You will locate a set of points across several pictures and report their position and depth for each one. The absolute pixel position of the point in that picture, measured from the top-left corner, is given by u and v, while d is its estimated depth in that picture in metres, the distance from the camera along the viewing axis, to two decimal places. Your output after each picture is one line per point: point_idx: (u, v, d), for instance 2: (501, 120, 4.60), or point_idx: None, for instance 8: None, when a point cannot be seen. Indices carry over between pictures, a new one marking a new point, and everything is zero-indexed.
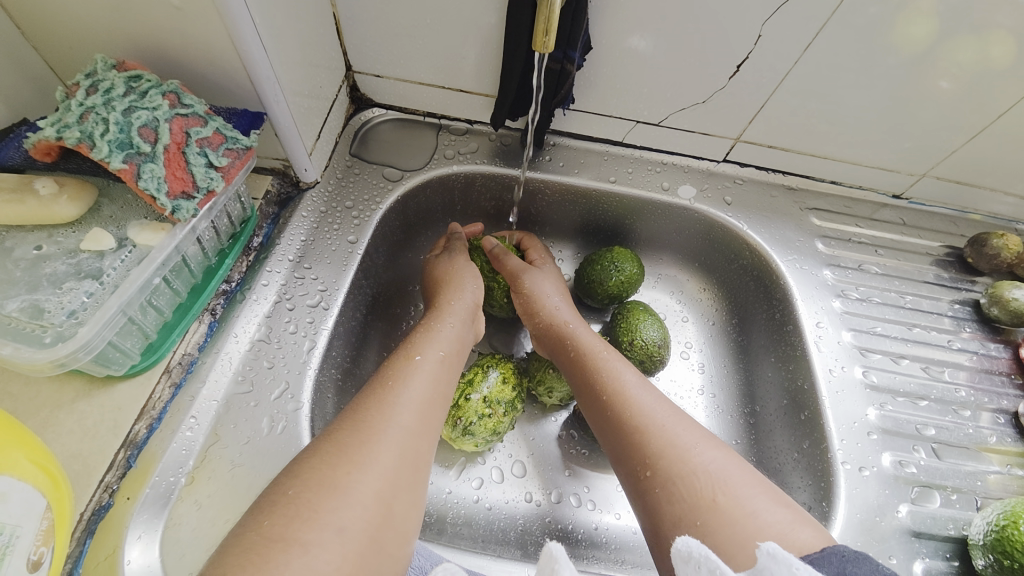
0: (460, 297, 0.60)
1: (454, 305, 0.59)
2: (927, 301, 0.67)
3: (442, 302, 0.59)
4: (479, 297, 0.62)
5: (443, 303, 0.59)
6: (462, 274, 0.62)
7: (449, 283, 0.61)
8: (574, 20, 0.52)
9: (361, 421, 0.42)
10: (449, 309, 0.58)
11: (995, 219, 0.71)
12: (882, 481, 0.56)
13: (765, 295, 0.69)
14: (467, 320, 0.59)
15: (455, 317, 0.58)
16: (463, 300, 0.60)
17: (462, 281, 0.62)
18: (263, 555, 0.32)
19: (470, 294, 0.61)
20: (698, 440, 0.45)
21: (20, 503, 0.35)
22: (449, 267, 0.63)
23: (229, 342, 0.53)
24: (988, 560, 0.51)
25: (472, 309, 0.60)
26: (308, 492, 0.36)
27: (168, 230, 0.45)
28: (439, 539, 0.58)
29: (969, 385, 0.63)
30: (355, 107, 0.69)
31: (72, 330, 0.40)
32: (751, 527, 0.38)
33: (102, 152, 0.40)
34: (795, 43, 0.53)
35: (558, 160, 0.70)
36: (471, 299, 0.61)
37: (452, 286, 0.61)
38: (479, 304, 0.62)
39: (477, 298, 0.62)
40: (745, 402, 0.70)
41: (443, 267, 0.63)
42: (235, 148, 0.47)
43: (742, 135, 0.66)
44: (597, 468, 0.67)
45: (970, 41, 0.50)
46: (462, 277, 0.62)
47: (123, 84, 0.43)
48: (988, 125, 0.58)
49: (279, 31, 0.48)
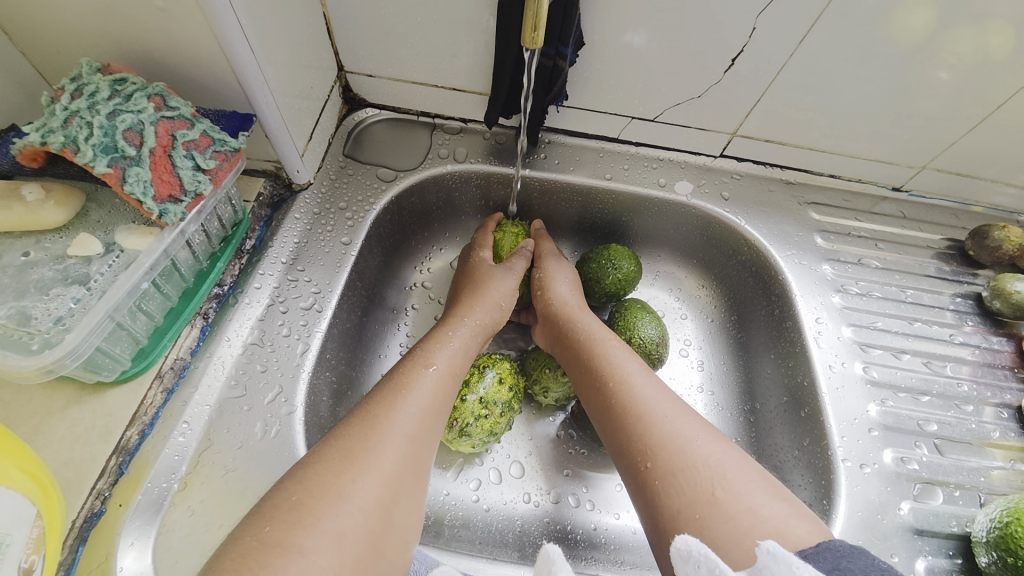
0: (484, 310, 0.59)
1: (476, 316, 0.58)
2: (928, 295, 0.66)
3: (462, 313, 0.58)
4: (500, 316, 0.61)
5: (464, 311, 0.59)
6: (493, 287, 0.61)
7: (467, 294, 0.61)
8: (565, 15, 0.51)
9: (366, 427, 0.42)
10: (469, 319, 0.58)
11: (997, 211, 0.70)
12: (884, 478, 0.55)
13: (764, 290, 0.68)
14: (484, 338, 0.59)
15: (473, 329, 0.57)
16: (484, 315, 0.59)
17: (492, 296, 0.61)
18: (257, 560, 0.32)
19: (492, 308, 0.60)
20: (700, 434, 0.44)
21: (8, 511, 0.35)
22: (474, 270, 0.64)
23: (221, 346, 0.52)
24: (991, 557, 0.50)
25: (489, 329, 0.60)
26: (310, 499, 0.36)
27: (156, 234, 0.45)
28: (436, 542, 0.57)
29: (971, 379, 0.62)
30: (347, 107, 0.69)
31: (59, 336, 0.40)
32: (747, 522, 0.37)
33: (86, 156, 0.40)
34: (791, 36, 0.52)
35: (553, 158, 0.69)
36: (493, 315, 0.60)
37: (476, 296, 0.60)
38: (498, 320, 0.61)
39: (496, 319, 0.61)
40: (745, 400, 0.69)
41: (474, 271, 0.64)
42: (223, 150, 0.46)
43: (739, 130, 0.65)
44: (597, 468, 0.66)
45: (970, 31, 0.50)
46: (490, 290, 0.61)
47: (107, 88, 0.42)
48: (988, 115, 0.58)
49: (267, 31, 0.47)
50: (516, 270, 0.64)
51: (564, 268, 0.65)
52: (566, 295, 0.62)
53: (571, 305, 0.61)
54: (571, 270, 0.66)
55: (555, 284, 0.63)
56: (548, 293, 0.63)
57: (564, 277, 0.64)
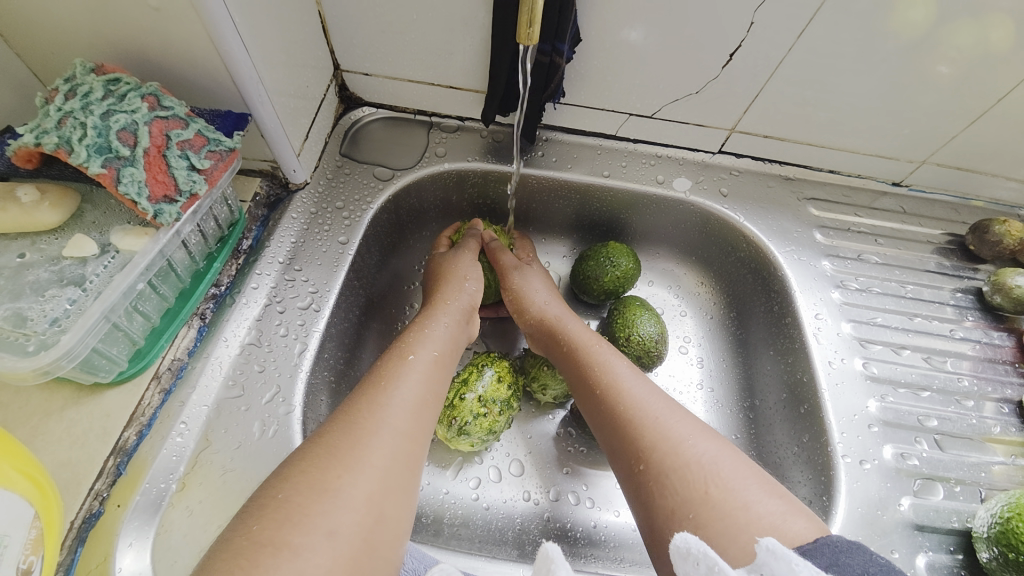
0: (460, 297, 0.59)
1: (450, 304, 0.58)
2: (928, 290, 0.66)
3: (437, 301, 0.58)
4: (477, 297, 0.61)
5: (439, 300, 0.58)
6: (463, 274, 0.61)
7: (444, 283, 0.61)
8: (561, 12, 0.51)
9: (352, 423, 0.42)
10: (446, 308, 0.57)
11: (997, 205, 0.70)
12: (884, 474, 0.55)
13: (764, 287, 0.68)
14: (463, 319, 0.58)
15: (450, 317, 0.57)
16: (460, 300, 0.59)
17: (465, 283, 0.61)
18: (250, 559, 0.32)
19: (467, 293, 0.60)
20: (692, 432, 0.44)
21: (6, 512, 0.35)
22: (439, 265, 0.63)
23: (219, 346, 0.52)
24: (992, 553, 0.50)
25: (466, 309, 0.59)
26: (299, 496, 0.36)
27: (151, 234, 0.45)
28: (435, 541, 0.57)
29: (971, 375, 0.62)
30: (344, 106, 0.68)
31: (55, 337, 0.40)
32: (742, 519, 0.37)
33: (80, 157, 0.40)
34: (789, 31, 0.52)
35: (551, 155, 0.69)
36: (469, 298, 0.60)
37: (449, 284, 0.60)
38: (475, 303, 0.61)
39: (473, 299, 0.60)
40: (745, 397, 0.69)
41: (440, 266, 0.63)
42: (218, 150, 0.46)
43: (737, 126, 0.65)
44: (596, 466, 0.66)
45: (969, 24, 0.49)
46: (461, 275, 0.61)
47: (101, 88, 0.42)
48: (988, 109, 0.57)
49: (261, 29, 0.47)
50: (472, 248, 0.64)
51: (530, 276, 0.64)
52: (542, 306, 0.62)
53: (551, 313, 0.61)
54: (538, 275, 0.65)
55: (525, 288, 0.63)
56: (525, 312, 0.62)
57: (537, 287, 0.64)
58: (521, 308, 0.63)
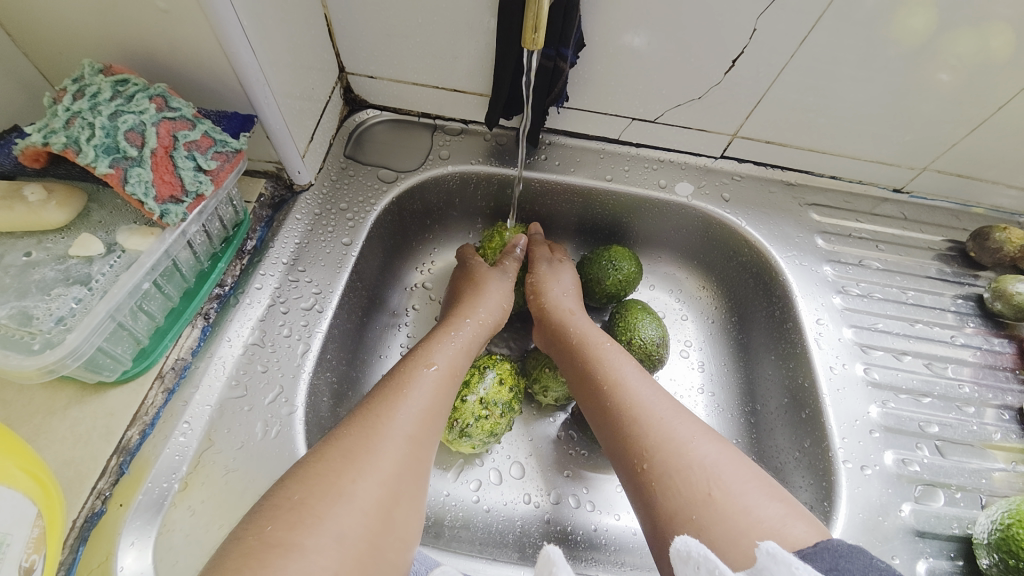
0: (486, 313, 0.59)
1: (478, 317, 0.59)
2: (929, 296, 0.66)
3: (465, 313, 0.58)
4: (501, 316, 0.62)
5: (464, 312, 0.59)
6: (492, 289, 0.62)
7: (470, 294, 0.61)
8: (566, 17, 0.51)
9: (367, 427, 0.42)
10: (472, 319, 0.58)
11: (998, 212, 0.70)
12: (885, 480, 0.55)
13: (765, 291, 0.68)
14: (486, 338, 0.59)
15: (474, 329, 0.57)
16: (486, 315, 0.59)
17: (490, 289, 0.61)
18: (260, 559, 0.32)
19: (494, 309, 0.60)
20: (696, 434, 0.44)
21: (10, 510, 0.35)
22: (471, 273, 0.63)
23: (222, 346, 0.52)
24: (992, 560, 0.50)
25: (492, 325, 0.60)
26: (311, 499, 0.36)
27: (158, 234, 0.45)
28: (436, 543, 0.57)
29: (972, 381, 0.62)
30: (348, 108, 0.69)
31: (61, 336, 0.40)
32: (744, 523, 0.37)
33: (88, 156, 0.40)
34: (791, 38, 0.52)
35: (554, 159, 0.69)
36: (493, 319, 0.60)
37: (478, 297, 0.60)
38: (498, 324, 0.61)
39: (498, 320, 0.61)
40: (746, 401, 0.69)
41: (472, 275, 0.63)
42: (224, 151, 0.46)
43: (739, 131, 0.65)
44: (597, 469, 0.66)
45: (970, 33, 0.50)
46: (489, 291, 0.61)
47: (109, 88, 0.42)
48: (989, 117, 0.58)
49: (268, 31, 0.48)
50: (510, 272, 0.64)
51: (560, 273, 0.65)
52: (560, 297, 0.63)
53: (563, 309, 0.61)
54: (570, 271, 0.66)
55: (550, 287, 0.63)
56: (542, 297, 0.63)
57: (561, 281, 0.64)
58: (541, 290, 0.63)
